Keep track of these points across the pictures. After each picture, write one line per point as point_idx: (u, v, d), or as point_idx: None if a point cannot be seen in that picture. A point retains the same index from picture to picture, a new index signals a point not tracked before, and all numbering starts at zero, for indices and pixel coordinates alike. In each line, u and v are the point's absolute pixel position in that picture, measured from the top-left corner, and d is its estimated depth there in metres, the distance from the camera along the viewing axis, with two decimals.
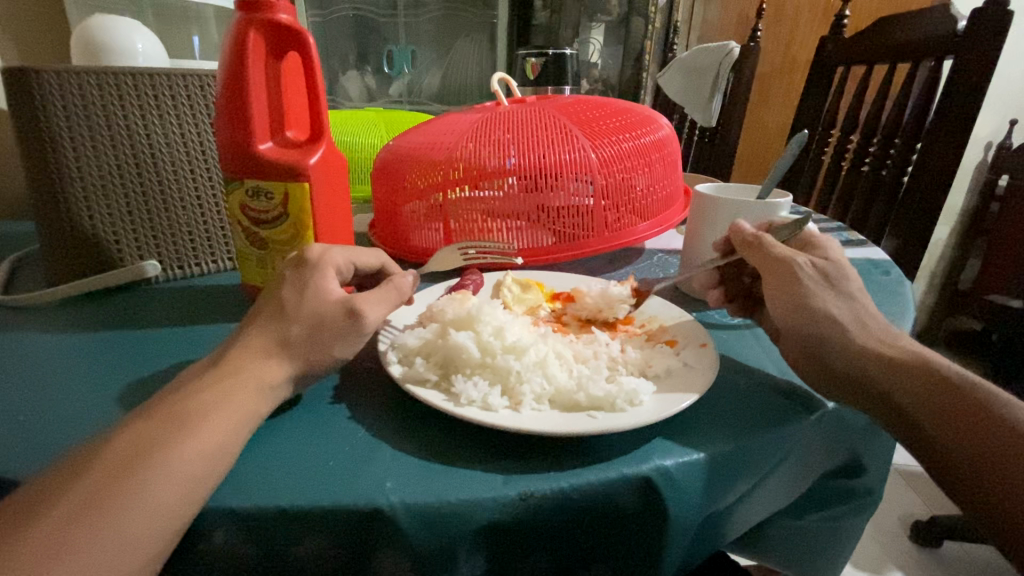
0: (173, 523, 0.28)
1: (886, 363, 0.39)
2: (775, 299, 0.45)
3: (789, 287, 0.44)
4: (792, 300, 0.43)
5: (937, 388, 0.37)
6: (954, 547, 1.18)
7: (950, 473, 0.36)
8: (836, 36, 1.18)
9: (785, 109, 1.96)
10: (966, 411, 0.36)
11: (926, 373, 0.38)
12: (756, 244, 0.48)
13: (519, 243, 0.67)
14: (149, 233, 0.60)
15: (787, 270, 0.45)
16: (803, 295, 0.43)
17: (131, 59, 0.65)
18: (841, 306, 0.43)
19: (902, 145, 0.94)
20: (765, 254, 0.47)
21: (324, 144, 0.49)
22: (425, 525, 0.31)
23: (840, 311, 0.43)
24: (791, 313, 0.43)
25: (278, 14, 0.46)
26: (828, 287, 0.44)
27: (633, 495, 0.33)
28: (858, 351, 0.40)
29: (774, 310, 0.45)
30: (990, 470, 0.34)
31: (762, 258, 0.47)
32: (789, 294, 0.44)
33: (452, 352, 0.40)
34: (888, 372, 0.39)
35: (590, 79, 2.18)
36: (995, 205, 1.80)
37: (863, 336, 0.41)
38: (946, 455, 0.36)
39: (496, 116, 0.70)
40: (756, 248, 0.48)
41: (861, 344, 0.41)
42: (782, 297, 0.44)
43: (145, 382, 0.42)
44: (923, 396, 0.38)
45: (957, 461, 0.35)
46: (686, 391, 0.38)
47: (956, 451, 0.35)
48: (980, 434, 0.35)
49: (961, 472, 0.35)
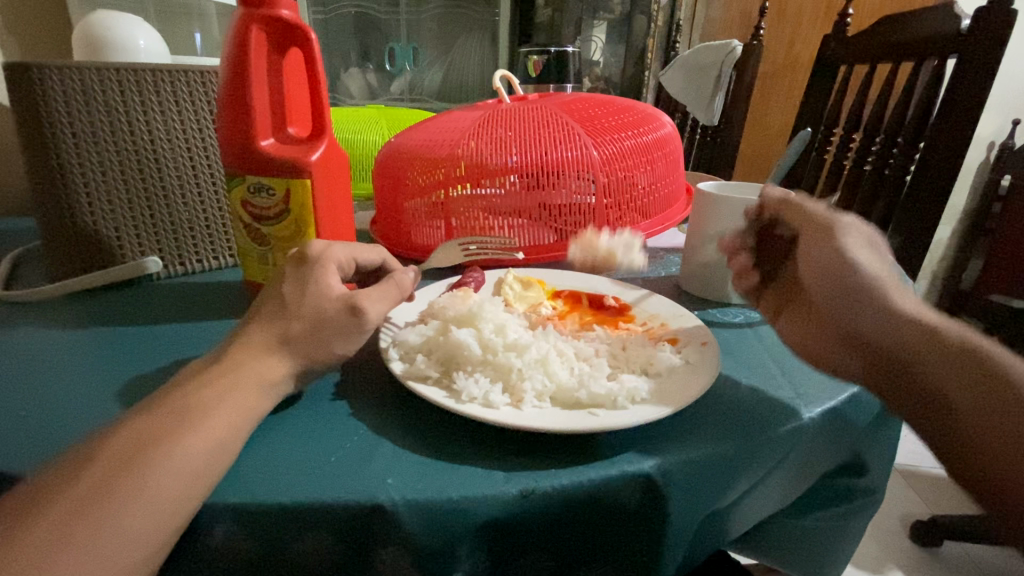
0: (174, 519, 0.28)
1: (916, 327, 0.37)
2: (811, 254, 0.43)
3: (833, 241, 0.42)
4: (828, 252, 0.42)
5: (969, 365, 0.34)
6: (954, 548, 1.18)
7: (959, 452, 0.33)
8: (839, 35, 1.18)
9: (788, 108, 1.96)
10: (998, 389, 0.33)
11: (960, 346, 0.35)
12: (796, 205, 0.47)
13: (521, 241, 0.67)
14: (149, 229, 0.60)
15: (830, 228, 0.44)
16: (846, 250, 0.42)
17: (133, 55, 0.65)
18: (878, 265, 0.41)
19: (905, 144, 0.94)
20: (806, 211, 0.46)
21: (325, 140, 0.49)
22: (425, 522, 0.31)
23: (877, 270, 0.41)
24: (825, 270, 0.42)
25: (280, 10, 0.46)
26: (869, 248, 0.43)
27: (635, 493, 0.33)
28: (889, 311, 0.38)
29: (809, 263, 0.43)
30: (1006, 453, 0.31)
31: (802, 214, 0.46)
32: (829, 250, 0.42)
33: (453, 349, 0.40)
34: (917, 336, 0.36)
35: (592, 77, 2.18)
36: (998, 205, 1.80)
37: (899, 297, 0.39)
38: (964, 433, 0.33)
39: (498, 114, 0.70)
40: (800, 207, 0.47)
41: (893, 303, 0.39)
42: (820, 251, 0.43)
43: (146, 379, 0.42)
44: (952, 369, 0.34)
45: (971, 440, 0.32)
46: (688, 389, 0.38)
47: (973, 428, 0.32)
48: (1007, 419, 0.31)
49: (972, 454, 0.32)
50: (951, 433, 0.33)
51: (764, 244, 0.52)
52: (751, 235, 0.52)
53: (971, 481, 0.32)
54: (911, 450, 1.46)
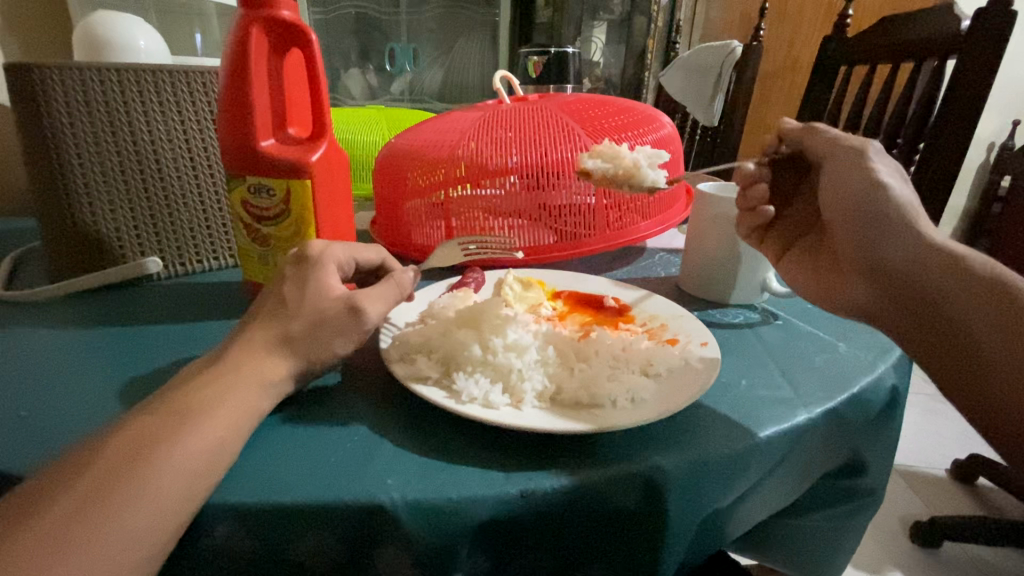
0: (174, 520, 0.28)
1: (942, 259, 0.39)
2: (842, 182, 0.46)
3: (863, 170, 0.45)
4: (860, 183, 0.44)
5: (994, 299, 0.36)
6: (954, 548, 1.18)
7: (971, 382, 0.36)
8: (839, 36, 1.18)
9: (788, 108, 1.96)
10: (1012, 318, 0.36)
11: (985, 280, 0.37)
12: (814, 130, 0.49)
13: (521, 241, 0.67)
14: (150, 229, 0.60)
15: (862, 154, 0.46)
16: (876, 178, 0.44)
17: (133, 54, 0.65)
18: (906, 195, 0.43)
19: (906, 144, 0.94)
20: (829, 138, 0.48)
21: (325, 141, 0.49)
22: (425, 523, 0.31)
23: (905, 200, 0.43)
24: (854, 200, 0.44)
25: (280, 10, 0.46)
26: (898, 177, 0.45)
27: (635, 494, 0.33)
28: (918, 241, 0.40)
29: (834, 195, 0.46)
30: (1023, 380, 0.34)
31: (824, 141, 0.48)
32: (861, 178, 0.45)
33: (453, 350, 0.40)
34: (943, 268, 0.38)
35: (592, 78, 2.18)
36: (998, 205, 1.80)
37: (927, 227, 0.41)
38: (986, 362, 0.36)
39: (498, 115, 0.70)
40: (821, 133, 0.49)
41: (920, 233, 0.41)
42: (851, 179, 0.45)
43: (147, 378, 0.42)
44: (978, 303, 0.37)
45: (989, 369, 0.36)
46: (688, 389, 0.38)
47: (993, 357, 0.36)
48: None
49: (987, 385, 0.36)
50: (970, 363, 0.37)
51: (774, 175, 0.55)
52: (766, 165, 0.53)
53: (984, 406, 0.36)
54: (911, 450, 1.46)
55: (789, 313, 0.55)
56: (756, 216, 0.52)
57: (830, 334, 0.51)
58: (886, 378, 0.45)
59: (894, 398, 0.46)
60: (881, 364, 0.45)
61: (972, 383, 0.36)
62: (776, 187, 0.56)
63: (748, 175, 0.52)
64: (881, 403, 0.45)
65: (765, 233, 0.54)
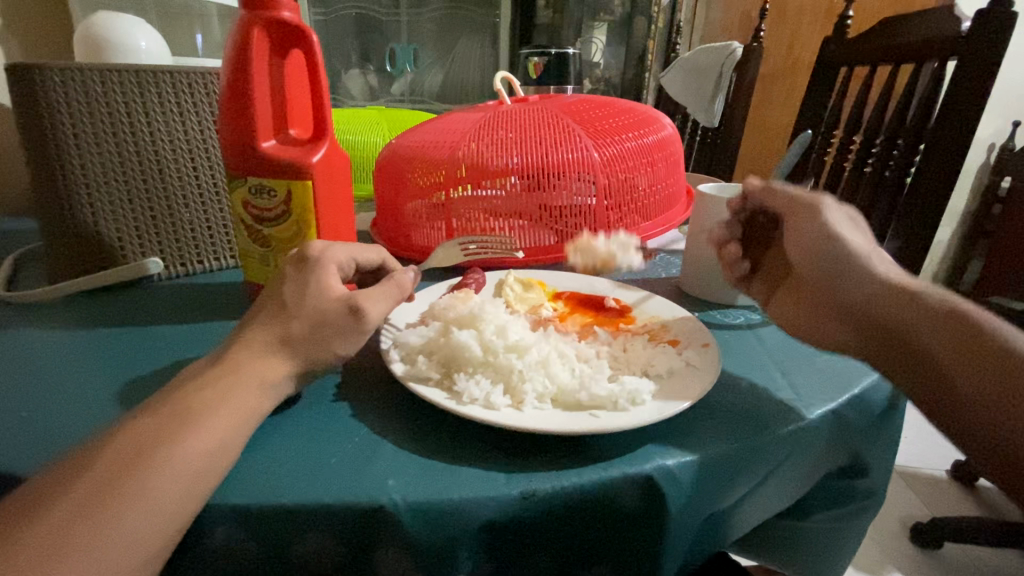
0: (175, 520, 0.28)
1: (899, 295, 0.39)
2: (797, 232, 0.45)
3: (816, 218, 0.45)
4: (813, 231, 0.44)
5: (953, 326, 0.36)
6: (954, 549, 1.18)
7: (952, 415, 0.35)
8: (839, 37, 1.19)
9: (787, 109, 1.96)
10: (978, 345, 0.34)
11: (941, 309, 0.37)
12: (771, 188, 0.49)
13: (521, 242, 0.67)
14: (151, 230, 0.60)
15: (813, 203, 0.46)
16: (830, 226, 0.44)
17: (134, 57, 0.65)
18: (859, 239, 0.44)
19: (905, 146, 0.94)
20: (784, 194, 0.48)
21: (326, 142, 0.49)
22: (426, 524, 0.31)
23: (857, 242, 0.43)
24: (809, 247, 0.44)
25: (281, 11, 0.46)
26: (851, 224, 0.45)
27: (636, 495, 0.33)
28: (873, 281, 0.40)
29: (795, 245, 0.45)
30: (1000, 407, 0.33)
31: (782, 198, 0.48)
32: (815, 226, 0.44)
33: (455, 351, 0.40)
34: (899, 304, 0.38)
35: (592, 79, 2.18)
36: (998, 207, 1.80)
37: (879, 265, 0.41)
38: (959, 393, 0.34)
39: (499, 116, 0.70)
40: (778, 191, 0.48)
41: (875, 272, 0.41)
42: (805, 229, 0.45)
43: (146, 380, 0.42)
44: (937, 333, 0.36)
45: (962, 400, 0.34)
46: (689, 390, 0.38)
47: (964, 387, 0.34)
48: (999, 376, 0.33)
49: (966, 415, 0.34)
50: (944, 397, 0.35)
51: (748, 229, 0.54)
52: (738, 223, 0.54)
53: (972, 439, 0.34)
54: (911, 451, 1.46)
55: None
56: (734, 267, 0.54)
57: None
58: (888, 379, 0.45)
59: (896, 399, 0.46)
60: None
61: (954, 418, 0.35)
62: (751, 239, 0.55)
63: (718, 235, 0.54)
64: (882, 405, 0.45)
65: (749, 280, 0.54)
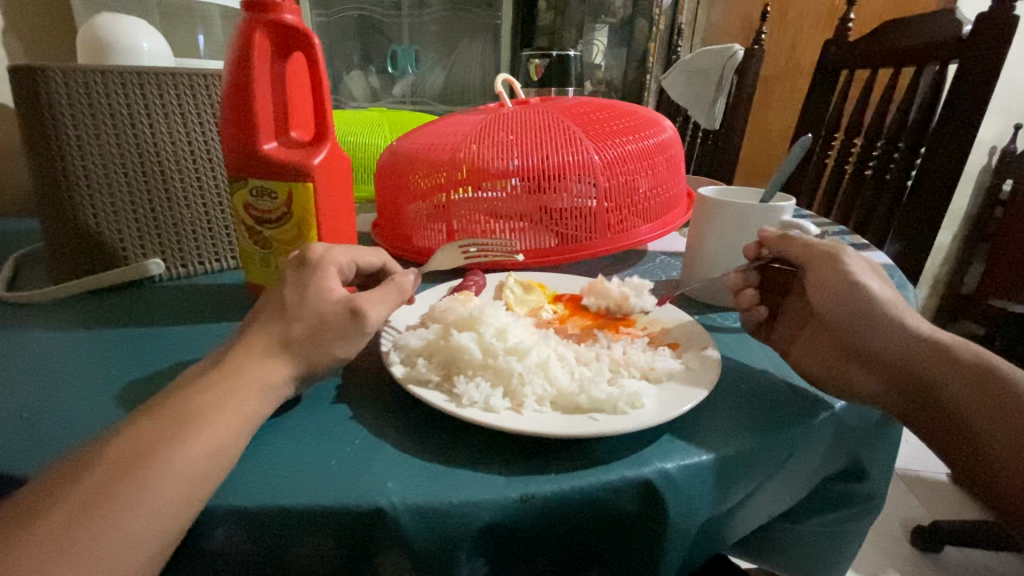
0: (173, 523, 0.28)
1: (931, 351, 0.40)
2: (820, 282, 0.44)
3: (839, 268, 0.44)
4: (840, 280, 0.43)
5: (982, 383, 0.38)
6: (955, 552, 1.18)
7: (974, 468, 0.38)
8: (839, 40, 1.19)
9: (789, 112, 1.97)
10: (1008, 404, 0.37)
11: (971, 367, 0.39)
12: (783, 237, 0.48)
13: (521, 244, 0.67)
14: (153, 231, 0.60)
15: (834, 253, 0.45)
16: (853, 277, 0.43)
17: (135, 57, 0.65)
18: (883, 288, 0.43)
19: (906, 149, 0.94)
20: (803, 244, 0.47)
21: (328, 144, 0.49)
22: (426, 527, 0.31)
23: (882, 291, 0.43)
24: (838, 298, 0.43)
25: (282, 14, 0.46)
26: (872, 270, 0.45)
27: (634, 498, 0.33)
28: (902, 334, 0.41)
29: (821, 290, 0.44)
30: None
31: (800, 247, 0.47)
32: (840, 276, 0.43)
33: (454, 353, 0.40)
34: (934, 361, 0.40)
35: (594, 81, 2.19)
36: (1000, 209, 1.80)
37: (904, 315, 0.42)
38: (988, 449, 0.37)
39: (500, 118, 0.71)
40: (796, 240, 0.47)
41: (902, 324, 0.42)
42: (830, 276, 0.44)
43: (147, 381, 0.42)
44: (968, 389, 0.39)
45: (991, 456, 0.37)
46: (690, 394, 0.38)
47: (994, 444, 0.37)
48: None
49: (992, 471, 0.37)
50: (973, 450, 0.38)
51: (766, 277, 0.52)
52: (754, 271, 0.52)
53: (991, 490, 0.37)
54: (912, 455, 1.45)
55: None
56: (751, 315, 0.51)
57: None
58: None
59: None
60: None
61: (974, 466, 0.38)
62: (767, 287, 0.52)
63: (734, 282, 0.51)
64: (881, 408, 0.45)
65: (770, 325, 0.50)
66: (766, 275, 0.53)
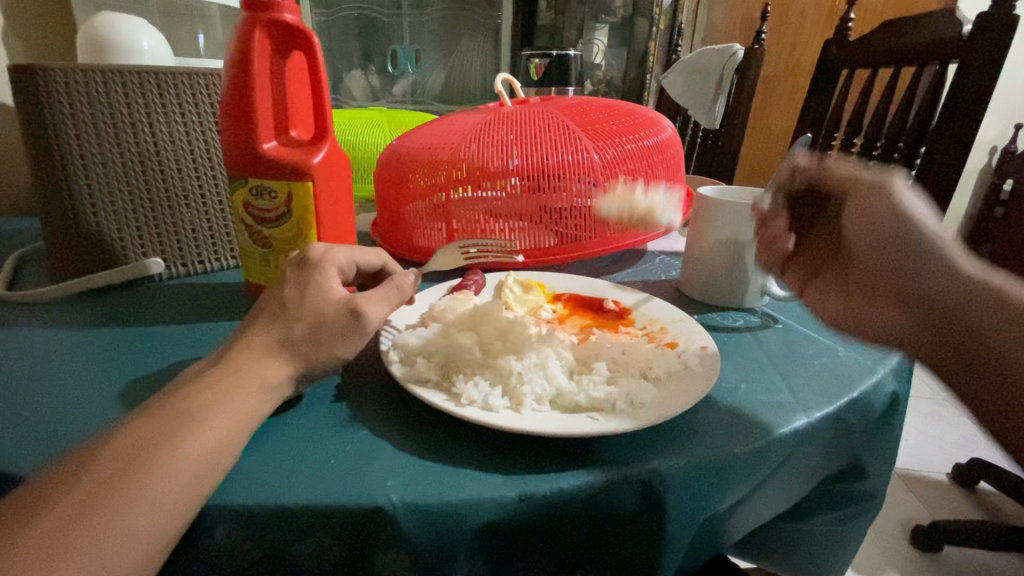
0: (173, 522, 0.28)
1: (987, 293, 0.32)
2: (864, 210, 0.38)
3: (886, 195, 0.38)
4: (886, 208, 0.37)
5: None
6: (955, 552, 1.18)
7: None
8: (840, 39, 1.19)
9: (789, 111, 1.97)
10: None
11: None
12: (815, 166, 0.43)
13: (521, 243, 0.67)
14: (153, 230, 0.60)
15: (881, 181, 0.38)
16: (903, 206, 0.37)
17: (136, 57, 0.65)
18: (934, 220, 0.36)
19: (907, 149, 0.94)
20: (834, 170, 0.41)
21: (327, 143, 0.49)
22: (425, 526, 0.31)
23: (935, 223, 0.36)
24: (878, 231, 0.37)
25: (282, 13, 0.46)
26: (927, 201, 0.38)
27: (634, 497, 0.33)
28: (953, 273, 0.34)
29: (856, 229, 0.39)
30: None
31: (833, 174, 0.41)
32: (883, 205, 0.38)
33: (453, 353, 0.40)
34: (985, 305, 0.32)
35: (594, 80, 2.20)
36: (1000, 210, 1.81)
37: (955, 254, 0.35)
38: None
39: (500, 117, 0.71)
40: (829, 167, 0.42)
41: (952, 263, 0.34)
42: (877, 206, 0.38)
43: (147, 381, 0.42)
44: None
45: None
46: (689, 393, 0.38)
47: None
48: None
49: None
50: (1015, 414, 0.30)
51: (794, 207, 0.47)
52: (783, 200, 0.47)
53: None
54: (912, 455, 1.45)
55: (789, 318, 0.56)
56: (775, 250, 0.50)
57: (831, 338, 0.51)
58: (886, 383, 0.45)
59: (894, 402, 0.46)
60: (882, 368, 0.46)
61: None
62: (795, 217, 0.47)
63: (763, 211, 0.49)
64: (880, 408, 0.45)
65: (791, 265, 0.49)
66: (793, 200, 0.46)
